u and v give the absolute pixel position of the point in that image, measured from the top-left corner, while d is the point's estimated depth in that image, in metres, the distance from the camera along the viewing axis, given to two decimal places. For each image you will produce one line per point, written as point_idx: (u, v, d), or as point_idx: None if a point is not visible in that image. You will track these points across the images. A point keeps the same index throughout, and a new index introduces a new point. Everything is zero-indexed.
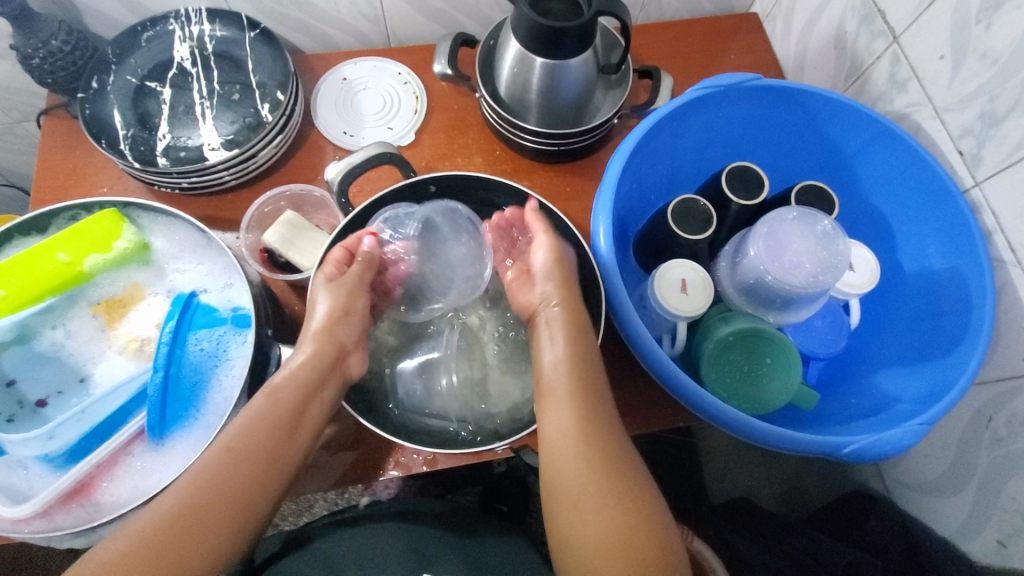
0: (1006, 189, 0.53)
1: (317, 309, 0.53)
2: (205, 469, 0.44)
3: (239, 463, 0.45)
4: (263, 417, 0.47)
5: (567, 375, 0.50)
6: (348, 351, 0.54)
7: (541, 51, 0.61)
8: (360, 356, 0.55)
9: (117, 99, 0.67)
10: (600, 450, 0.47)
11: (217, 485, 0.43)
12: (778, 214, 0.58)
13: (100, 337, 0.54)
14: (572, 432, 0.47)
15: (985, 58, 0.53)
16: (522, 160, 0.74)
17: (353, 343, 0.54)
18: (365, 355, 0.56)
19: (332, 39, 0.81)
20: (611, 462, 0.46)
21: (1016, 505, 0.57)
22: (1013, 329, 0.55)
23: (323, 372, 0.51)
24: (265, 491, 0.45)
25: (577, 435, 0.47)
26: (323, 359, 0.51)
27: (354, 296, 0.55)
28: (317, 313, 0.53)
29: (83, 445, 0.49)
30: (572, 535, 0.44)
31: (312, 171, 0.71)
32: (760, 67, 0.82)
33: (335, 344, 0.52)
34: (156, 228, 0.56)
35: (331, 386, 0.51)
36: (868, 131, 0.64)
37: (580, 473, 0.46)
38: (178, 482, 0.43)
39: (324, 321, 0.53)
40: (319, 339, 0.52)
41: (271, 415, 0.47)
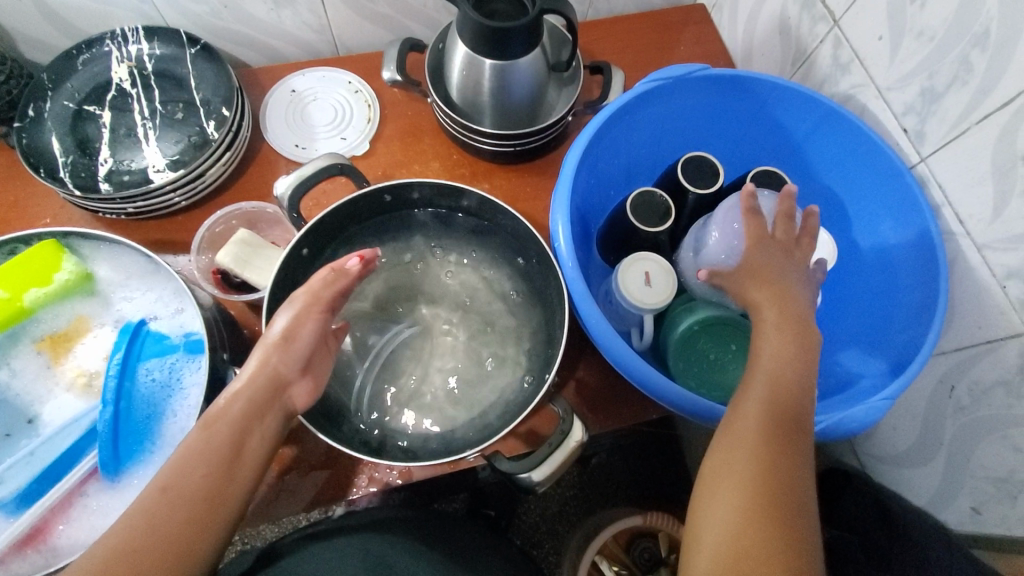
0: (952, 163, 0.54)
1: (280, 318, 0.51)
2: (163, 499, 0.43)
3: (197, 487, 0.44)
4: (202, 456, 0.44)
5: (776, 387, 0.45)
6: (291, 380, 0.50)
7: (488, 52, 0.61)
8: (309, 387, 0.51)
9: (54, 126, 0.64)
10: (763, 461, 0.43)
11: (152, 534, 0.42)
12: (736, 196, 0.57)
13: (46, 374, 0.51)
14: (747, 441, 0.44)
15: (922, 36, 0.54)
16: (480, 163, 0.74)
17: (297, 373, 0.51)
18: (314, 385, 0.52)
19: (279, 51, 0.79)
20: (772, 484, 0.42)
21: (985, 470, 0.58)
22: (966, 299, 0.56)
23: (257, 403, 0.48)
24: (208, 534, 0.43)
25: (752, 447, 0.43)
26: (253, 389, 0.48)
27: (303, 319, 0.51)
28: (276, 326, 0.51)
29: (34, 489, 0.47)
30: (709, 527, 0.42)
31: (265, 187, 0.70)
32: (710, 57, 0.82)
33: (269, 377, 0.49)
34: (100, 256, 0.54)
35: (278, 413, 0.49)
36: (815, 114, 0.65)
37: (738, 482, 0.42)
38: (137, 517, 0.42)
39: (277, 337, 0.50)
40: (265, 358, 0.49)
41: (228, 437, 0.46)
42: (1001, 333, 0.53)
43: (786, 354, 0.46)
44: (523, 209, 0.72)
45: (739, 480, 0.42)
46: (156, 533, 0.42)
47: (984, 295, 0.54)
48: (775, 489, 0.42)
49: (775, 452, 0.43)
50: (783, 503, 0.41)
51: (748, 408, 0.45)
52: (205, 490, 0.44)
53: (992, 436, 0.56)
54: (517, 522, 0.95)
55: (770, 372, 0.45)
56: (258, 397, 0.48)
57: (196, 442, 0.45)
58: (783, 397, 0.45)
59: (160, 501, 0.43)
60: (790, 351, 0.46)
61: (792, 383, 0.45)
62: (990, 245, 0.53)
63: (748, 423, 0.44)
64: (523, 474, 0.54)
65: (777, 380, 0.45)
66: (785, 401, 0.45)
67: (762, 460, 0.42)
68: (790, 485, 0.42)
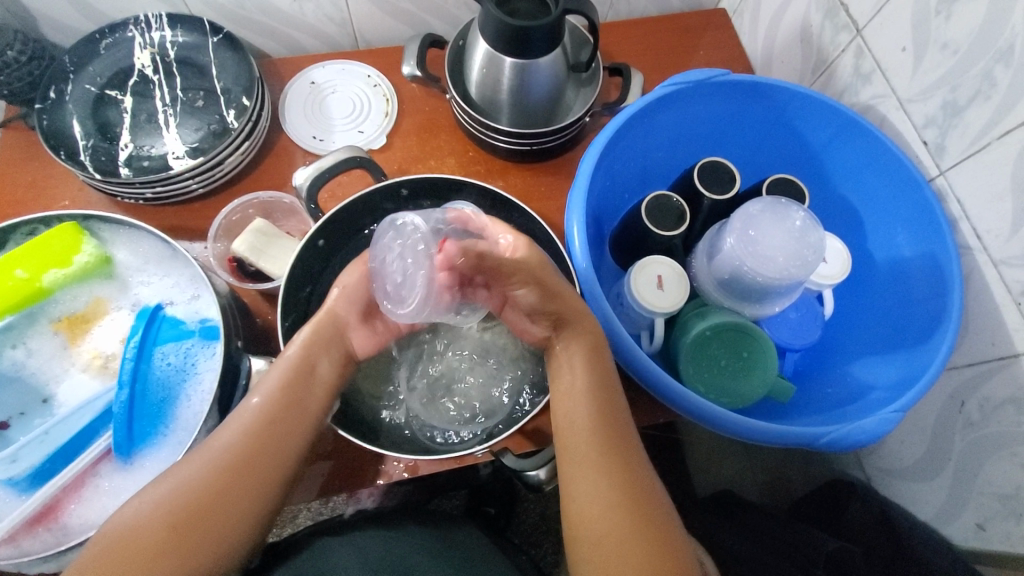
0: (972, 176, 0.54)
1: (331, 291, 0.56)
2: (216, 463, 0.44)
3: (262, 456, 0.46)
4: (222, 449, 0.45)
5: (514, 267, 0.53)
6: (350, 324, 0.55)
7: (509, 51, 0.61)
8: (366, 334, 0.56)
9: (76, 110, 0.65)
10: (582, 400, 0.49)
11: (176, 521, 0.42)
12: (749, 220, 0.57)
13: (62, 354, 0.52)
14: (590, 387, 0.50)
15: (946, 48, 0.54)
16: (496, 161, 0.74)
17: (356, 319, 0.55)
18: (369, 333, 0.57)
19: (299, 43, 0.80)
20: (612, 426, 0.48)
21: (993, 488, 0.58)
22: (981, 315, 0.56)
23: (324, 324, 0.53)
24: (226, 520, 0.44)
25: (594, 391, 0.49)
26: (326, 319, 0.54)
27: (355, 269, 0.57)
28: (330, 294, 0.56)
29: (48, 467, 0.47)
30: (592, 488, 0.46)
31: (282, 177, 0.70)
32: (729, 63, 0.82)
33: (331, 317, 0.54)
34: (119, 239, 0.54)
35: (341, 340, 0.54)
36: (834, 123, 0.64)
37: (590, 425, 0.48)
38: (184, 481, 0.44)
39: (332, 298, 0.55)
40: (319, 316, 0.54)
41: (286, 389, 0.49)
42: (1014, 350, 0.52)
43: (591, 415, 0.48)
44: (537, 208, 0.73)
45: (623, 538, 0.44)
46: (207, 496, 0.43)
47: (998, 311, 0.54)
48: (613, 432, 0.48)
49: (612, 451, 0.47)
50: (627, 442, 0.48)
51: (577, 408, 0.49)
52: (264, 456, 0.46)
53: (1000, 453, 0.56)
54: (516, 520, 0.95)
55: (585, 421, 0.48)
56: (323, 327, 0.53)
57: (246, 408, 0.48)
58: (609, 445, 0.47)
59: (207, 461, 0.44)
60: (595, 413, 0.48)
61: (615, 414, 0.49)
62: (1007, 261, 0.52)
63: (580, 422, 0.48)
64: (528, 473, 0.55)
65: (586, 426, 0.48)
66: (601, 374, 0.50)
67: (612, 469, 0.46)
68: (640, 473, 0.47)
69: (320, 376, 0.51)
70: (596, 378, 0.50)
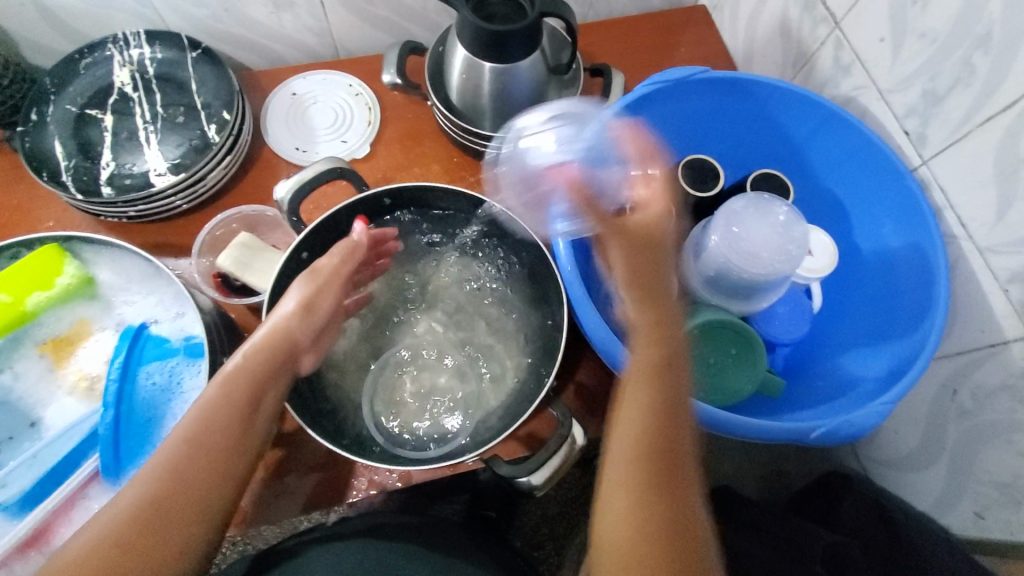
0: (955, 165, 0.54)
1: (288, 297, 0.51)
2: (150, 488, 0.42)
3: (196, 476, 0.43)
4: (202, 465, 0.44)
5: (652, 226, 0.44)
6: (302, 350, 0.51)
7: (487, 56, 0.61)
8: (314, 357, 0.52)
9: (57, 130, 0.65)
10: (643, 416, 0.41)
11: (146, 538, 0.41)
12: (734, 212, 0.57)
13: (48, 377, 0.52)
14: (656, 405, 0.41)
15: (924, 37, 0.53)
16: (480, 166, 0.74)
17: (308, 342, 0.51)
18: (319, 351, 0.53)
19: (279, 54, 0.80)
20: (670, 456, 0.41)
21: (990, 476, 0.58)
22: (968, 304, 0.56)
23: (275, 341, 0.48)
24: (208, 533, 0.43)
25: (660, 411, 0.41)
26: (300, 320, 0.50)
27: (320, 293, 0.52)
28: (285, 303, 0.50)
29: (37, 491, 0.47)
30: (626, 511, 0.41)
31: (266, 190, 0.70)
32: (711, 59, 0.82)
33: (285, 338, 0.49)
34: (101, 259, 0.54)
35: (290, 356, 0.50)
36: (815, 116, 0.64)
37: (643, 446, 0.41)
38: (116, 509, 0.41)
39: (288, 314, 0.50)
40: (271, 335, 0.49)
41: (220, 410, 0.45)
42: (1003, 337, 0.52)
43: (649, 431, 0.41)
44: None
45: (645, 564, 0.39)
46: (155, 519, 0.41)
47: (986, 299, 0.54)
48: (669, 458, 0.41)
49: (662, 480, 0.40)
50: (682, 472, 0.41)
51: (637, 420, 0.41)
52: (194, 485, 0.43)
53: (996, 441, 0.56)
54: (516, 524, 0.95)
55: (642, 437, 0.41)
56: (271, 357, 0.48)
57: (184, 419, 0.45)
58: (659, 472, 0.40)
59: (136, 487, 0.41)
60: (659, 434, 0.41)
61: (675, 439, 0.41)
62: (992, 249, 0.52)
63: (636, 437, 0.41)
64: (521, 479, 0.53)
65: (645, 444, 0.41)
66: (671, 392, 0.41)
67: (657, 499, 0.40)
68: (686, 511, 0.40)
69: (266, 406, 0.47)
70: (665, 394, 0.41)
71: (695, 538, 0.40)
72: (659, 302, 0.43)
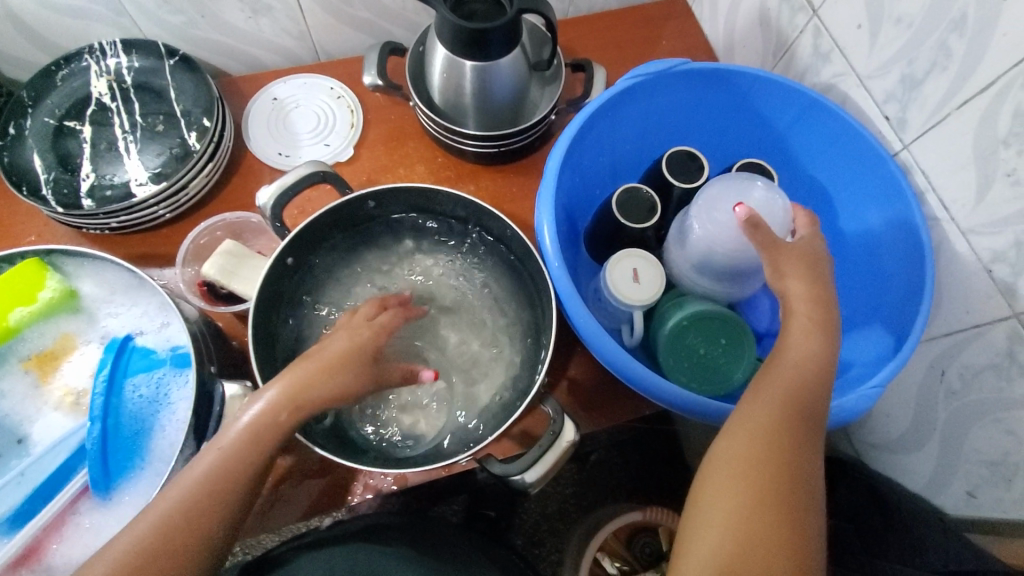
0: (934, 148, 0.55)
1: (312, 360, 0.48)
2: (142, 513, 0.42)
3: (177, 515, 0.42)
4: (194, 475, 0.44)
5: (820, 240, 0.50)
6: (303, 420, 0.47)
7: (467, 54, 0.60)
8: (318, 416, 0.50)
9: (35, 143, 0.64)
10: (767, 406, 0.44)
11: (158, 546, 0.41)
12: (718, 187, 0.57)
13: (34, 393, 0.51)
14: (781, 400, 0.44)
15: (900, 22, 0.54)
16: (465, 165, 0.73)
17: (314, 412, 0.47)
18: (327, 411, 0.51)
19: (259, 59, 0.79)
20: (778, 446, 0.43)
21: (981, 455, 0.58)
22: (952, 285, 0.56)
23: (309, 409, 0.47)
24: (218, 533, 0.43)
25: (781, 405, 0.44)
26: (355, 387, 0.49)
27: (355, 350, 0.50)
28: (317, 363, 0.48)
29: (27, 508, 0.47)
30: (726, 495, 0.42)
31: (250, 196, 0.69)
32: (692, 51, 0.82)
33: (304, 403, 0.46)
34: (83, 272, 0.54)
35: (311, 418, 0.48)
36: (797, 104, 0.65)
37: (755, 436, 0.43)
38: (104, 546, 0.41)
39: (316, 373, 0.47)
40: (296, 398, 0.46)
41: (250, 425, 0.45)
42: (988, 317, 0.53)
43: (790, 436, 0.43)
44: (509, 210, 0.72)
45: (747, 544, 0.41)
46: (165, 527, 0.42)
47: (970, 280, 0.54)
48: (781, 450, 0.43)
49: (770, 467, 0.42)
50: (790, 464, 0.42)
51: (750, 412, 0.44)
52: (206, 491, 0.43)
53: (985, 420, 0.56)
54: (517, 522, 0.95)
55: (761, 426, 0.43)
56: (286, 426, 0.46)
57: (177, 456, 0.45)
58: (774, 460, 0.42)
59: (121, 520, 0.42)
60: (815, 432, 0.44)
61: (785, 431, 0.43)
62: (974, 230, 0.52)
63: (750, 427, 0.44)
64: (515, 478, 0.54)
65: (799, 441, 0.43)
66: (801, 387, 0.44)
67: (763, 484, 0.42)
68: (795, 502, 0.42)
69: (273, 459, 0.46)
70: (789, 387, 0.44)
71: (814, 526, 0.42)
72: (826, 330, 0.46)
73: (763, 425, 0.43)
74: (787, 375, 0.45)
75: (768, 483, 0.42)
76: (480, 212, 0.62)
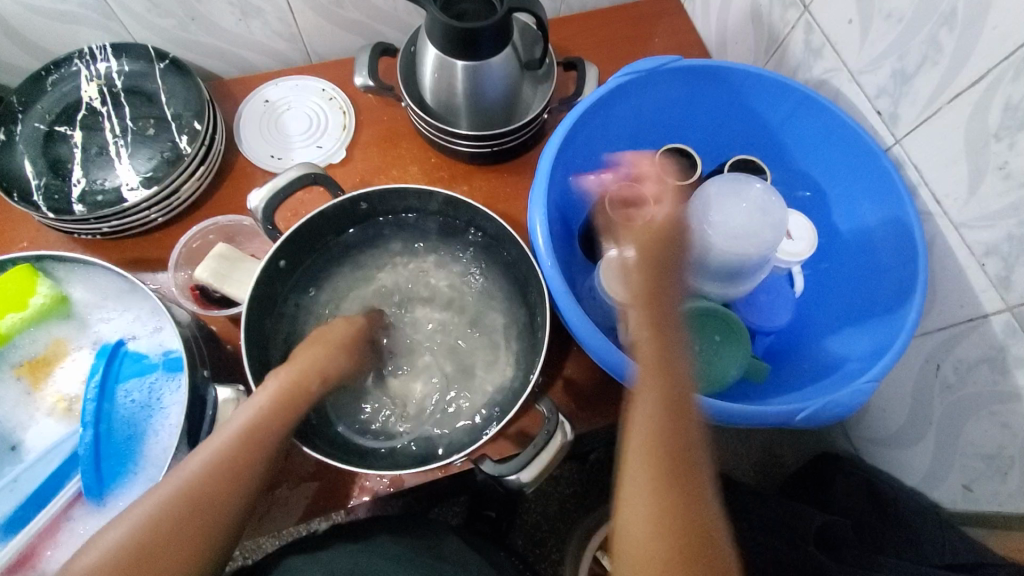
0: (925, 143, 0.55)
1: (316, 345, 0.53)
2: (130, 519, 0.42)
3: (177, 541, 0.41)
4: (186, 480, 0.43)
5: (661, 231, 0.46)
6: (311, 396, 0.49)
7: (458, 54, 0.60)
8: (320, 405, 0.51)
9: (25, 149, 0.64)
10: (650, 416, 0.42)
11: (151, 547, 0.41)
12: (713, 188, 0.58)
13: (26, 400, 0.51)
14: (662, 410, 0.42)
15: (890, 18, 0.54)
16: (459, 165, 0.73)
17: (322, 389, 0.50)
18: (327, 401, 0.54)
19: (251, 62, 0.79)
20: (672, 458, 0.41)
21: (976, 448, 0.58)
22: (946, 279, 0.56)
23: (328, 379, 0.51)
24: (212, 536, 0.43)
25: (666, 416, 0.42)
26: (352, 367, 0.55)
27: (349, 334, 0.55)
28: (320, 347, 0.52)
29: (20, 515, 0.46)
30: (632, 507, 0.42)
31: (243, 199, 0.69)
32: (685, 48, 0.82)
33: (315, 373, 0.50)
34: (75, 278, 0.53)
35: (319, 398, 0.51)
36: (790, 101, 0.64)
37: (647, 447, 0.42)
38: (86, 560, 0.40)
39: (322, 351, 0.52)
40: (304, 369, 0.50)
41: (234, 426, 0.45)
42: (982, 311, 0.53)
43: (678, 445, 0.42)
44: (502, 209, 0.72)
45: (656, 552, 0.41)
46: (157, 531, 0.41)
47: (963, 274, 0.54)
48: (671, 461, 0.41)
49: (664, 477, 0.42)
50: (684, 475, 0.42)
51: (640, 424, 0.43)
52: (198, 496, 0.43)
53: (980, 413, 0.56)
54: (517, 522, 0.95)
55: (649, 440, 0.42)
56: (294, 398, 0.48)
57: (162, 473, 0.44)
58: (667, 471, 0.41)
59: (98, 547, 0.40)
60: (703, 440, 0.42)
61: (678, 439, 0.42)
62: (966, 224, 0.52)
63: (642, 438, 0.42)
64: (509, 477, 0.54)
65: (691, 449, 0.42)
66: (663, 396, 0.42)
67: (659, 495, 0.41)
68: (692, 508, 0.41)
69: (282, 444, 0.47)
70: (669, 394, 0.42)
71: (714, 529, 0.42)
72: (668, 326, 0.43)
73: (651, 436, 0.42)
74: (655, 372, 0.43)
75: (665, 493, 0.41)
76: (473, 212, 0.62)
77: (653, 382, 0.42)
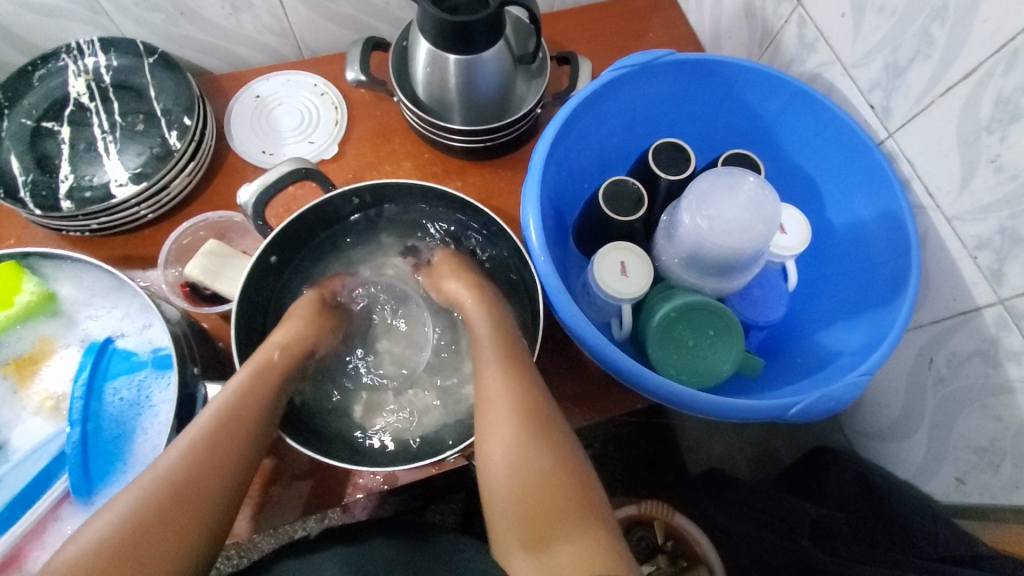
0: (917, 136, 0.55)
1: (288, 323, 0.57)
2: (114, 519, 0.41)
3: (162, 552, 0.40)
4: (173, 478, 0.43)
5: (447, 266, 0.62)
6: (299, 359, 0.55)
7: (450, 48, 0.60)
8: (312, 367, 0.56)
9: (12, 144, 0.63)
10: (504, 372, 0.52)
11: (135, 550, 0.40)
12: (706, 183, 0.58)
13: (11, 398, 0.50)
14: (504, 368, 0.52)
15: (883, 11, 0.54)
16: (452, 160, 0.73)
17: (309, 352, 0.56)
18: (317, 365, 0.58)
19: (242, 57, 0.78)
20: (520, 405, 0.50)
21: (968, 441, 0.59)
22: (938, 272, 0.56)
23: (296, 345, 0.55)
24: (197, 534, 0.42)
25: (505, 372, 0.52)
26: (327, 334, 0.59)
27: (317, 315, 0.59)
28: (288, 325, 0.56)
29: (6, 516, 0.46)
30: (494, 454, 0.48)
31: (234, 196, 0.69)
32: (679, 43, 0.82)
33: (293, 344, 0.55)
34: (62, 275, 0.53)
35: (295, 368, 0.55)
36: (783, 95, 0.64)
37: (501, 399, 0.50)
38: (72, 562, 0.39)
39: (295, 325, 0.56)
40: (281, 341, 0.54)
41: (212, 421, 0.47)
42: (973, 304, 0.53)
43: (526, 394, 0.50)
44: (496, 205, 0.72)
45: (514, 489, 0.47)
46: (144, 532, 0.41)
47: (955, 267, 0.54)
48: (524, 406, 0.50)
49: (517, 421, 0.49)
50: (536, 418, 0.49)
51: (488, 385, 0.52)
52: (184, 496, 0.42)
53: (972, 406, 0.56)
54: None
55: (500, 393, 0.50)
56: (279, 362, 0.53)
57: (147, 479, 0.42)
58: (520, 415, 0.49)
59: (79, 555, 0.39)
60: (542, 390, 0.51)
61: (526, 388, 0.51)
62: (958, 217, 0.53)
63: (494, 394, 0.51)
64: None
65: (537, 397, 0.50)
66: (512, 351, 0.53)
67: (513, 436, 0.48)
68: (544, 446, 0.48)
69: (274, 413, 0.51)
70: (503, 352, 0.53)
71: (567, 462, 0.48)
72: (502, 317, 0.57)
73: (500, 390, 0.51)
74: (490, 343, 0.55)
75: (517, 435, 0.48)
76: (465, 207, 0.61)
77: (489, 347, 0.54)
